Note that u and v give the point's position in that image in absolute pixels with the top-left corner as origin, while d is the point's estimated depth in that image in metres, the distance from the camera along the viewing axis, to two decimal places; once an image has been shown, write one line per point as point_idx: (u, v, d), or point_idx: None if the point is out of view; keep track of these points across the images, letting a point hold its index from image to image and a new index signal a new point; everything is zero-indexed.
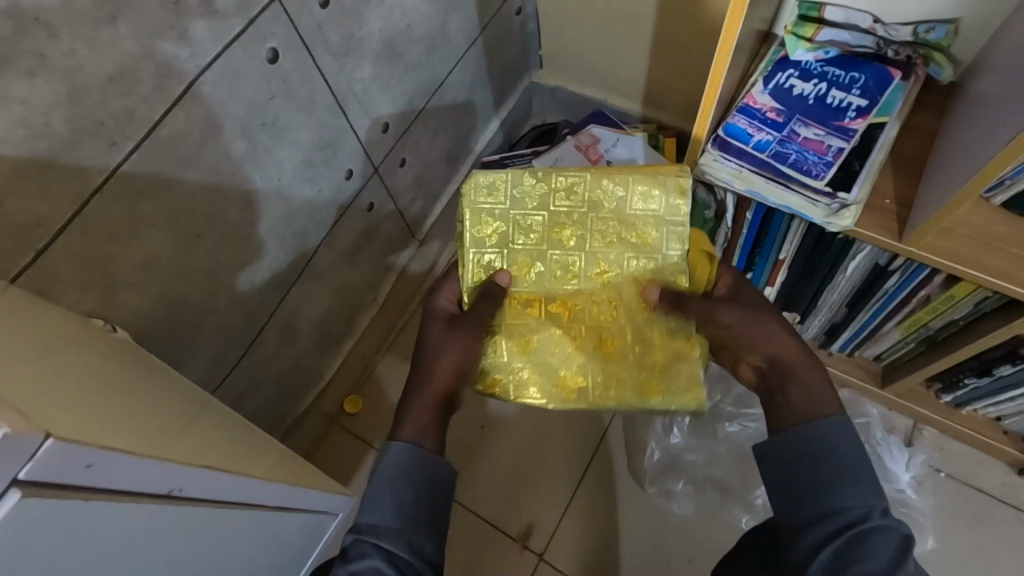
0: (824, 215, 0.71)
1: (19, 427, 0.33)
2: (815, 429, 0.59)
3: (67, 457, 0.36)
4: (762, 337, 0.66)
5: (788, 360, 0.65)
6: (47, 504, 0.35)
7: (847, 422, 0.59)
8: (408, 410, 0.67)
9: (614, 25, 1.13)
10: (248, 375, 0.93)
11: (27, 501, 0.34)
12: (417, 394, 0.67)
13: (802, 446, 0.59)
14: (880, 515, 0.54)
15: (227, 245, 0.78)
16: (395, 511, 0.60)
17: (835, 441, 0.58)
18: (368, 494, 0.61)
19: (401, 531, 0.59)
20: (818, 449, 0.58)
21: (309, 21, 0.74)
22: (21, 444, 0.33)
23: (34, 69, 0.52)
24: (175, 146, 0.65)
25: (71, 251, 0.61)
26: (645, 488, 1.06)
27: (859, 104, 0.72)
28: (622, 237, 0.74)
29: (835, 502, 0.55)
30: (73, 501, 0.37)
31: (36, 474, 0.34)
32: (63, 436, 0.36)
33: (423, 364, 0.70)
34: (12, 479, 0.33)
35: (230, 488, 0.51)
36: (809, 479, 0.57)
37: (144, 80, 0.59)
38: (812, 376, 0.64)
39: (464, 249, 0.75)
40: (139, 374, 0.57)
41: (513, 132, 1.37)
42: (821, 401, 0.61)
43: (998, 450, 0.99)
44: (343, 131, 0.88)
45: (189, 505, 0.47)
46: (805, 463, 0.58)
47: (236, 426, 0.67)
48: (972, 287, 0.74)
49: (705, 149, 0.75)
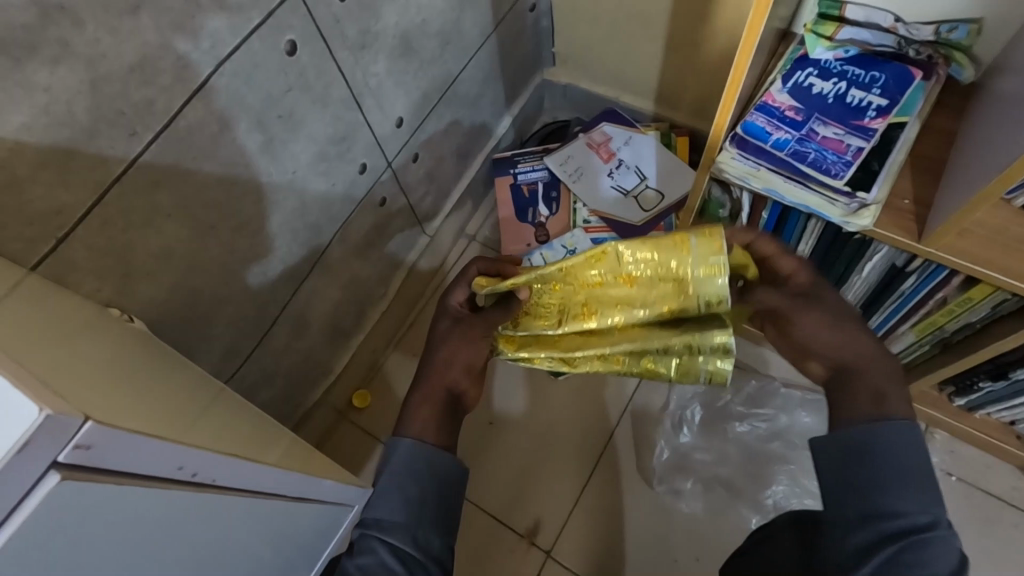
0: (842, 214, 0.71)
1: (59, 408, 0.34)
2: (875, 432, 0.58)
3: (103, 440, 0.36)
4: (831, 342, 0.65)
5: (856, 360, 0.64)
6: (84, 486, 0.36)
7: (914, 429, 0.58)
8: (409, 411, 0.67)
9: (628, 23, 1.13)
10: (260, 367, 0.93)
11: (65, 483, 0.34)
12: (417, 399, 0.67)
13: (867, 448, 0.58)
14: (939, 525, 0.54)
15: (242, 236, 0.78)
16: (401, 505, 0.60)
17: (901, 441, 0.58)
18: (376, 490, 0.62)
19: (407, 526, 0.59)
20: (880, 451, 0.58)
21: (326, 13, 0.74)
22: (61, 425, 0.34)
23: (58, 57, 0.52)
24: (193, 136, 0.65)
25: (90, 240, 0.61)
26: (653, 488, 1.06)
27: (879, 104, 0.71)
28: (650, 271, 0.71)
29: (892, 505, 0.55)
30: (107, 485, 0.37)
31: (75, 457, 0.35)
32: (101, 419, 0.36)
33: (429, 366, 0.70)
34: (52, 461, 0.34)
35: (253, 478, 0.52)
36: (864, 477, 0.57)
37: (164, 70, 0.59)
38: (882, 373, 0.63)
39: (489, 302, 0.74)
40: (154, 361, 0.58)
41: (524, 129, 1.37)
42: (890, 398, 0.61)
43: (1011, 454, 0.98)
44: (358, 125, 0.88)
45: (216, 493, 0.48)
46: (861, 461, 0.58)
47: (249, 416, 0.66)
48: (989, 290, 0.74)
49: (723, 147, 0.75)
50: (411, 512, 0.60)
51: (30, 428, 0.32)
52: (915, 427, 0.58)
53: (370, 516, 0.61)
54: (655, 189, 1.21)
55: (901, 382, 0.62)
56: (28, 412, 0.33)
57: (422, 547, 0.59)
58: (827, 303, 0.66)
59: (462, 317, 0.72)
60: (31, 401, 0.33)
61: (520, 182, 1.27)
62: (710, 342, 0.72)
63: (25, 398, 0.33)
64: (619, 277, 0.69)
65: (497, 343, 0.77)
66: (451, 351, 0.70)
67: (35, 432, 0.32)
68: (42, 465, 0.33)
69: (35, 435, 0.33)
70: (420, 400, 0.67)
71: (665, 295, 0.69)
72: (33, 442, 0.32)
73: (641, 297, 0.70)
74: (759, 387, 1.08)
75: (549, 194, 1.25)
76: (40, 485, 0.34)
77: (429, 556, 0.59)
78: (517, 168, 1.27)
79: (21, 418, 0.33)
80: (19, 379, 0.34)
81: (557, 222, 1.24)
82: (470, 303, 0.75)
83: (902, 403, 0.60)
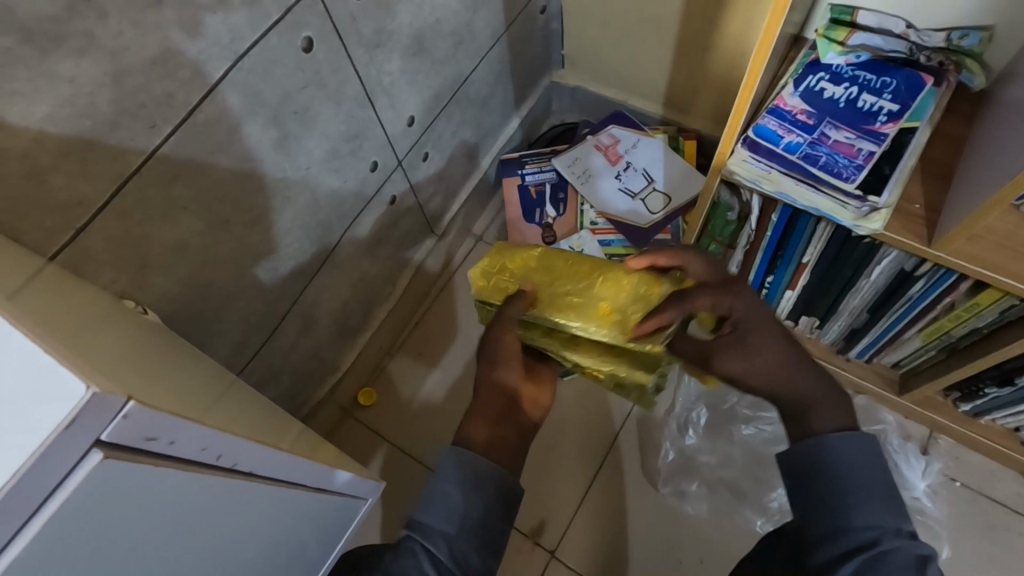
0: (853, 218, 0.70)
1: (105, 385, 0.34)
2: (812, 446, 0.61)
3: (144, 421, 0.36)
4: (755, 375, 0.68)
5: (783, 385, 0.67)
6: (124, 466, 0.36)
7: (851, 437, 0.60)
8: (467, 427, 0.69)
9: (639, 27, 1.14)
10: (268, 363, 0.94)
11: (108, 462, 0.34)
12: (474, 416, 0.70)
13: (823, 457, 0.60)
14: (897, 535, 0.55)
15: (255, 231, 0.79)
16: (449, 515, 0.62)
17: (856, 454, 0.59)
18: (427, 493, 0.63)
19: (453, 536, 0.61)
20: (830, 468, 0.59)
21: (342, 12, 0.75)
22: (106, 403, 0.34)
23: (82, 49, 0.52)
24: (209, 131, 0.66)
25: (108, 231, 0.62)
26: (658, 489, 1.06)
27: (891, 108, 0.72)
28: (623, 303, 0.74)
29: (853, 516, 0.56)
30: (146, 465, 0.38)
31: (118, 435, 0.35)
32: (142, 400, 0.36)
33: (481, 379, 0.72)
34: (97, 439, 0.34)
35: (275, 467, 0.53)
36: (822, 495, 0.58)
37: (185, 64, 0.60)
38: (810, 393, 0.65)
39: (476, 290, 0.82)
40: (169, 351, 0.58)
41: (532, 130, 1.37)
42: (820, 413, 0.64)
43: (1017, 461, 0.99)
44: (370, 123, 0.88)
45: (240, 479, 0.48)
46: (817, 479, 0.59)
47: (261, 406, 0.67)
48: (998, 295, 0.74)
49: (735, 148, 0.76)
50: (456, 523, 0.61)
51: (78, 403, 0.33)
52: (854, 438, 0.60)
53: (416, 518, 0.62)
54: (662, 193, 1.21)
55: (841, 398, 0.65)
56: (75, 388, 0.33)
57: (458, 560, 0.60)
58: (752, 341, 0.68)
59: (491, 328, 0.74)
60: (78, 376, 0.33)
61: (528, 183, 1.27)
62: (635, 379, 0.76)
63: (73, 375, 0.34)
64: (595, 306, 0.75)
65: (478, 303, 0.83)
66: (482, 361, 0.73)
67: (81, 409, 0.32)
68: (87, 443, 0.33)
69: (83, 411, 0.33)
70: (470, 415, 0.70)
71: (621, 329, 0.73)
72: (81, 418, 0.33)
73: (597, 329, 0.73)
74: None
75: (557, 195, 1.26)
76: (83, 463, 0.34)
77: (463, 569, 0.60)
78: (524, 169, 1.27)
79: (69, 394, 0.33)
80: (65, 357, 0.35)
81: (564, 223, 1.25)
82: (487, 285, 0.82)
83: (829, 420, 0.63)
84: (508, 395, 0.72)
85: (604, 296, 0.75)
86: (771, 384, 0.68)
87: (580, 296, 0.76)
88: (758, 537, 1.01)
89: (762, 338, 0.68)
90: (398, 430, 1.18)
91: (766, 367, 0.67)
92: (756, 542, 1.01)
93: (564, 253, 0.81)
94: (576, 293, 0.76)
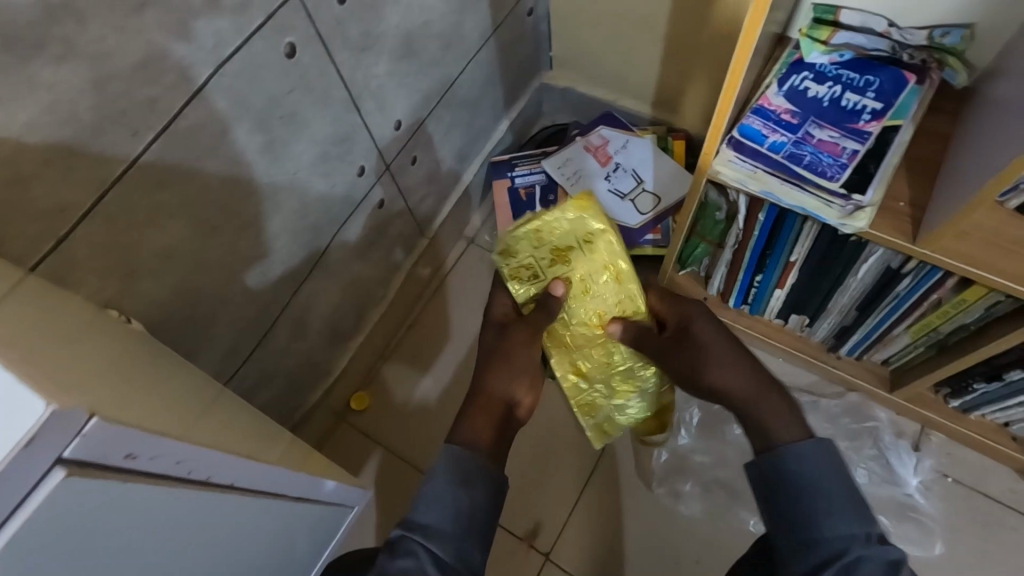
0: (839, 217, 0.71)
1: (66, 403, 0.33)
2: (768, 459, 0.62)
3: (108, 438, 0.36)
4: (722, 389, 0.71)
5: (745, 400, 0.69)
6: (88, 483, 0.35)
7: (806, 448, 0.61)
8: (469, 422, 0.70)
9: (628, 28, 1.14)
10: (259, 369, 0.94)
11: (71, 479, 0.34)
12: (476, 413, 0.71)
13: (779, 474, 0.61)
14: (865, 545, 0.55)
15: (244, 236, 0.78)
16: (451, 515, 0.61)
17: (815, 466, 0.59)
18: (422, 495, 0.63)
19: (456, 539, 0.60)
20: (792, 480, 0.60)
21: (327, 17, 0.74)
22: (68, 421, 0.33)
23: (62, 56, 0.52)
24: (194, 137, 0.65)
25: (93, 239, 0.61)
26: (652, 490, 1.06)
27: (874, 107, 0.72)
28: (614, 374, 0.86)
29: (818, 528, 0.57)
30: (114, 481, 0.37)
31: (80, 452, 0.35)
32: (106, 416, 0.36)
33: (489, 373, 0.75)
34: (57, 457, 0.33)
35: (252, 478, 0.53)
36: (790, 510, 0.59)
37: (167, 69, 0.60)
38: (769, 409, 0.67)
39: (518, 259, 0.81)
40: (151, 359, 0.58)
41: (522, 132, 1.37)
42: (777, 429, 0.65)
43: (1008, 457, 0.99)
44: (358, 127, 0.88)
45: (218, 491, 0.48)
46: (782, 494, 0.60)
47: (249, 415, 0.67)
48: (983, 291, 0.75)
49: (720, 149, 0.76)
50: (453, 521, 0.61)
51: (36, 424, 0.32)
52: (811, 446, 0.60)
53: (409, 518, 0.61)
54: (652, 194, 1.21)
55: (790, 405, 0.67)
56: (32, 407, 0.32)
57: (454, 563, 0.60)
58: (719, 351, 0.73)
59: (507, 322, 0.80)
60: (36, 394, 0.32)
61: (518, 185, 1.26)
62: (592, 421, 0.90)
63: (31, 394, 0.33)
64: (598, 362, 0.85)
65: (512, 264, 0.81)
66: (491, 349, 0.78)
67: (38, 429, 0.32)
68: (48, 461, 0.33)
69: (42, 431, 0.32)
70: (472, 406, 0.72)
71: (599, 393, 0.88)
72: (41, 437, 0.32)
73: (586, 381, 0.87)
74: None
75: (547, 197, 1.25)
76: (44, 482, 0.33)
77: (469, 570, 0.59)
78: (514, 171, 1.26)
79: (25, 414, 0.32)
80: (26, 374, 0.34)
81: None
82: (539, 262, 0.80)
83: (787, 433, 0.64)
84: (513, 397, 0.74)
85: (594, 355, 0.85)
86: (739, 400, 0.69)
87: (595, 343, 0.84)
88: (751, 535, 1.02)
89: (729, 357, 0.72)
90: (393, 434, 1.18)
91: (731, 383, 0.70)
92: (750, 540, 1.02)
93: (618, 278, 0.80)
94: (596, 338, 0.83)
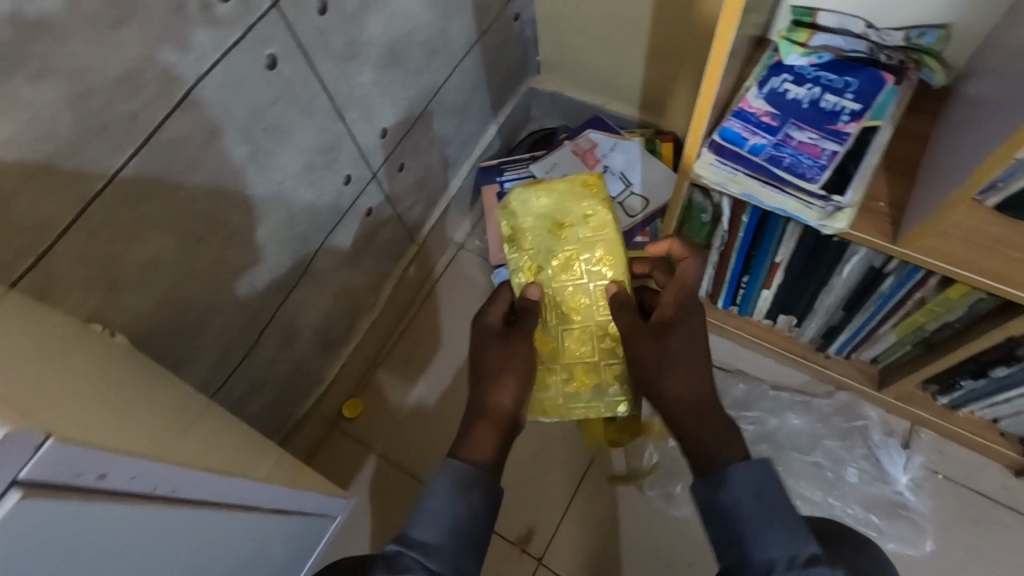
0: (819, 218, 0.71)
1: (19, 425, 0.34)
2: (713, 480, 0.62)
3: (66, 458, 0.36)
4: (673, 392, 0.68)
5: (691, 413, 0.67)
6: (44, 504, 0.36)
7: (741, 474, 0.60)
8: (475, 435, 0.69)
9: (614, 32, 1.15)
10: (249, 378, 0.94)
11: (27, 501, 0.34)
12: (480, 426, 0.70)
13: (714, 501, 0.61)
14: (788, 567, 0.55)
15: (230, 247, 0.79)
16: (449, 532, 0.61)
17: (749, 486, 0.60)
18: (420, 508, 0.63)
19: (450, 555, 0.60)
20: (724, 502, 0.60)
21: (309, 28, 0.75)
22: (22, 442, 0.34)
23: (39, 73, 0.52)
24: (176, 150, 0.66)
25: (75, 253, 0.62)
26: (644, 492, 1.07)
27: (853, 108, 0.72)
28: (582, 363, 0.83)
29: (750, 545, 0.58)
30: (72, 501, 0.38)
31: (36, 473, 0.35)
32: (64, 437, 0.36)
33: (496, 385, 0.72)
34: (13, 478, 0.34)
35: (223, 491, 0.53)
36: (724, 532, 0.60)
37: (147, 84, 0.60)
38: (712, 430, 0.65)
39: (519, 226, 0.85)
40: (138, 372, 0.58)
41: (512, 137, 1.38)
42: (719, 454, 0.64)
43: (997, 453, 0.99)
44: (343, 136, 0.89)
45: (183, 506, 0.49)
46: (717, 518, 0.61)
47: (236, 427, 0.67)
48: (966, 290, 0.75)
49: (701, 153, 0.76)
50: (440, 530, 0.61)
51: None
52: (743, 471, 0.60)
53: (405, 534, 0.61)
54: (641, 196, 1.22)
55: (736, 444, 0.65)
56: None
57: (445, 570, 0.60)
58: (685, 352, 0.70)
59: (505, 331, 0.76)
60: None
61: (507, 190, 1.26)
62: (549, 402, 0.83)
63: None
64: (571, 344, 0.83)
65: (511, 233, 0.86)
66: (493, 360, 0.74)
67: None
68: (3, 483, 0.33)
69: None
70: (479, 419, 0.70)
71: (566, 373, 0.83)
72: None
73: (555, 359, 0.83)
74: (747, 390, 1.08)
75: None
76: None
77: None
78: (503, 175, 1.26)
79: None
80: None
81: None
82: (536, 232, 0.85)
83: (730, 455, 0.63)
84: (517, 412, 0.72)
85: (564, 340, 0.83)
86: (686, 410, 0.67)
87: (577, 324, 0.83)
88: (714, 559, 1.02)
89: (690, 363, 0.69)
90: (385, 441, 1.18)
91: (685, 391, 0.68)
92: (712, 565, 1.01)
93: (609, 264, 0.83)
94: (577, 319, 0.83)
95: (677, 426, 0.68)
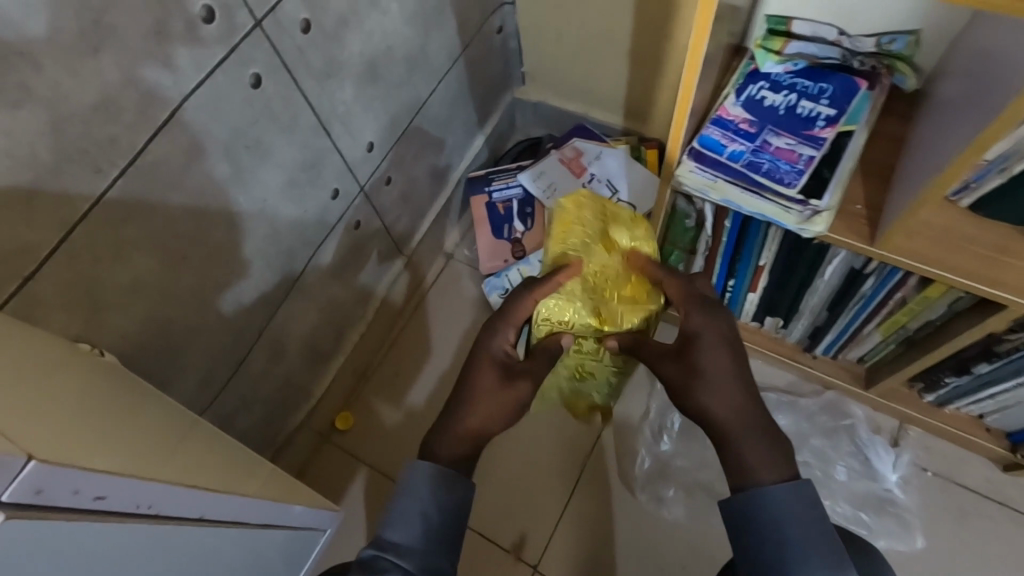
0: (797, 222, 0.73)
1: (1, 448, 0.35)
2: (745, 499, 0.60)
3: (46, 480, 0.37)
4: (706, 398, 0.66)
5: (723, 423, 0.64)
6: (25, 525, 0.36)
7: (773, 494, 0.59)
8: (442, 446, 0.67)
9: (594, 42, 1.16)
10: (238, 394, 0.94)
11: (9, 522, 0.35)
12: (450, 437, 0.68)
13: (745, 516, 0.60)
14: None
15: (216, 264, 0.79)
16: (421, 531, 0.62)
17: (790, 509, 0.58)
18: (392, 511, 0.63)
19: (421, 552, 0.61)
20: (757, 516, 0.59)
21: (290, 46, 0.76)
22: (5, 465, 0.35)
23: (20, 101, 0.53)
24: (158, 171, 0.66)
25: (59, 276, 0.62)
26: (636, 496, 1.07)
27: (828, 113, 0.74)
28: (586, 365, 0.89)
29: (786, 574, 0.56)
30: (57, 521, 0.38)
31: (17, 495, 0.36)
32: (45, 457, 0.37)
33: (480, 405, 0.69)
34: None
35: (211, 507, 0.53)
36: (754, 546, 0.59)
37: (126, 108, 0.61)
38: (747, 442, 0.62)
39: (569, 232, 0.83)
40: (125, 390, 0.59)
41: (498, 147, 1.39)
42: (756, 471, 0.61)
43: (985, 449, 1.00)
44: (328, 150, 0.89)
45: (171, 523, 0.49)
46: (749, 531, 0.59)
47: (226, 443, 0.67)
48: (944, 288, 0.77)
49: (681, 160, 0.77)
50: (428, 538, 0.62)
51: None
52: (783, 489, 0.59)
53: (382, 537, 0.62)
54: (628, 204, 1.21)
55: (779, 446, 0.62)
56: None
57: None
58: (713, 357, 0.67)
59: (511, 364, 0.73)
60: None
61: (495, 200, 1.27)
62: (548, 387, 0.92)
63: None
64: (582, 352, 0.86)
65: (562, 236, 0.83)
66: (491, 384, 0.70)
67: None
68: None
69: None
70: (460, 433, 0.68)
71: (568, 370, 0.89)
72: None
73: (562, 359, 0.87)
74: None
75: (523, 210, 1.25)
76: None
77: None
78: (491, 186, 1.28)
79: None
80: None
81: (532, 238, 1.25)
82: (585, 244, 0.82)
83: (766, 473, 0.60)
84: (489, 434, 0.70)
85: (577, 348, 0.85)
86: (717, 419, 0.65)
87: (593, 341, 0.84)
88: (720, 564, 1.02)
89: (721, 368, 0.67)
90: (377, 452, 1.18)
91: (717, 400, 0.65)
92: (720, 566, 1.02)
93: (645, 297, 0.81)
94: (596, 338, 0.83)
95: (714, 430, 0.65)
